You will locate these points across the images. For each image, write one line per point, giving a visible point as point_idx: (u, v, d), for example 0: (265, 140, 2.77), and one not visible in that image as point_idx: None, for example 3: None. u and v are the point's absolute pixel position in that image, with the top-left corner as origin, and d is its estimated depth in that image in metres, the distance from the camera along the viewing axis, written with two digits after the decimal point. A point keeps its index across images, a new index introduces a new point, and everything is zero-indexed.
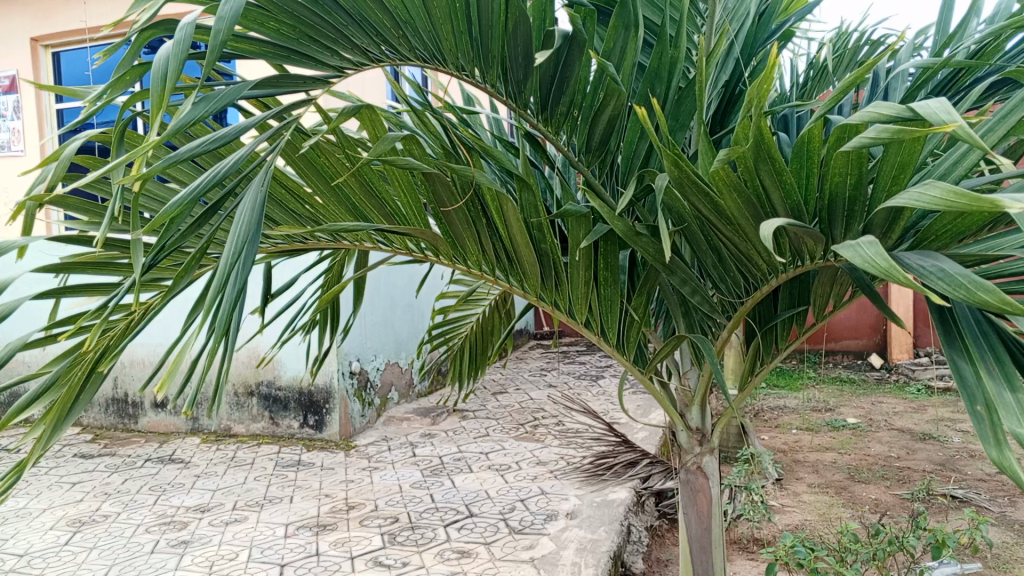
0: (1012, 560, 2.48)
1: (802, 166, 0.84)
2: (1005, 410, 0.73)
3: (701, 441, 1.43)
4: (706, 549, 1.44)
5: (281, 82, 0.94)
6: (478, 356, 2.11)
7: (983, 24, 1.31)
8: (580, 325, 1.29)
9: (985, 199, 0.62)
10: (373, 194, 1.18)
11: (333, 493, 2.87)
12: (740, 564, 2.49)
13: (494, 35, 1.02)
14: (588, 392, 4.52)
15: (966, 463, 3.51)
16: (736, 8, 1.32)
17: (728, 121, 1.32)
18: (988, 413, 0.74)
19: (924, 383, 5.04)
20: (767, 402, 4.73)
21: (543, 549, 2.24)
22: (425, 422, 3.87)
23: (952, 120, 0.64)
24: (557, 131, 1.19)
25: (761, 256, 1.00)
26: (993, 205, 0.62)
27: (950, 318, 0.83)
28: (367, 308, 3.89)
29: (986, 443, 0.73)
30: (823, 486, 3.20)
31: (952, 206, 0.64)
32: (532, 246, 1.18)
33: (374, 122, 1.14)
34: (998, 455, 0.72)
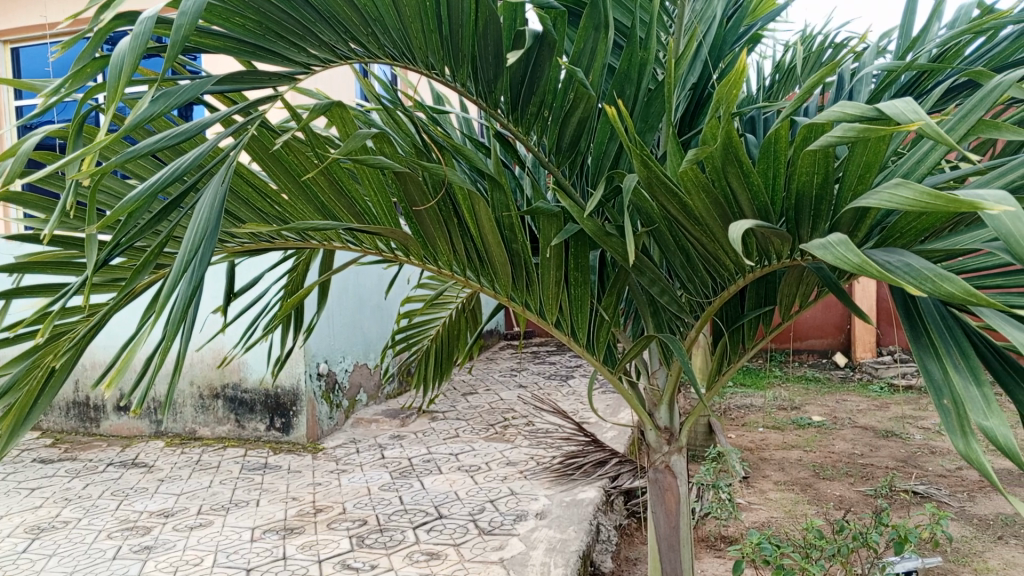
0: (971, 554, 2.53)
1: (769, 165, 0.84)
2: (971, 403, 0.73)
3: (670, 439, 1.43)
4: (674, 547, 1.44)
5: (245, 78, 0.92)
6: (444, 361, 2.10)
7: (943, 29, 1.34)
8: (551, 325, 1.29)
9: (957, 197, 0.62)
10: (343, 193, 1.16)
11: (300, 496, 2.83)
12: (708, 562, 2.51)
13: (464, 34, 1.01)
14: (558, 392, 4.53)
15: (928, 460, 3.57)
16: (704, 10, 1.33)
17: (697, 121, 1.32)
18: (954, 406, 0.74)
19: (887, 381, 5.13)
20: (733, 400, 4.78)
21: (513, 549, 2.23)
22: (394, 424, 3.85)
23: (922, 121, 0.65)
24: (527, 131, 1.19)
25: (729, 257, 1.00)
26: (963, 205, 0.62)
27: (915, 314, 0.84)
28: (335, 308, 3.86)
29: (952, 434, 0.72)
30: (789, 484, 3.24)
31: (923, 205, 0.65)
32: (503, 245, 1.18)
33: (344, 120, 1.12)
34: (964, 447, 0.71)
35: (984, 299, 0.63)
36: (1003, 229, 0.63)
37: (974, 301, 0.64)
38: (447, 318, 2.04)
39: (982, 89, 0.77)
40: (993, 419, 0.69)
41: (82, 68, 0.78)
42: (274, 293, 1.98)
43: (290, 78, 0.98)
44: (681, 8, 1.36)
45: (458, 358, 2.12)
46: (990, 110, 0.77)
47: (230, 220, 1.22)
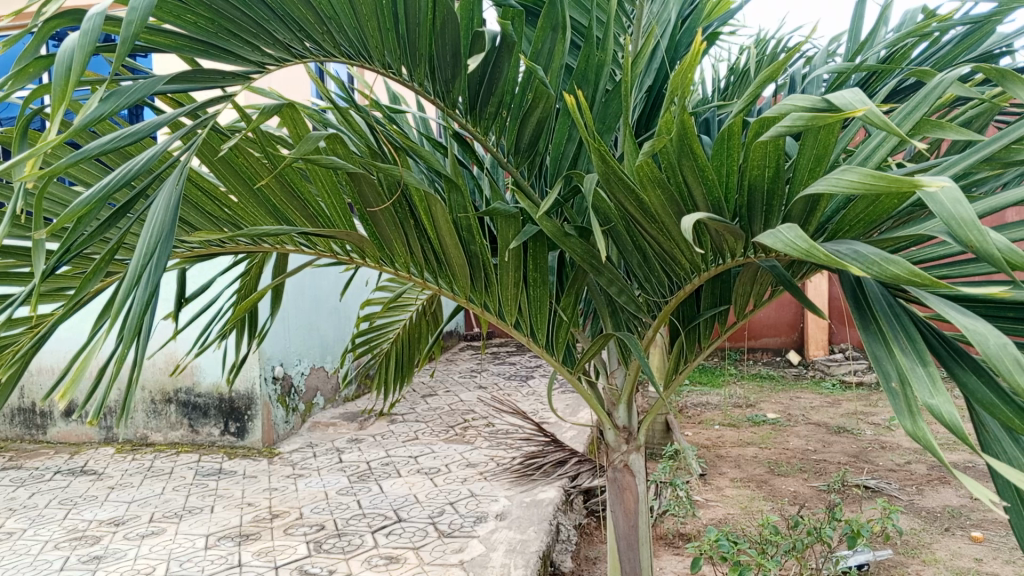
0: (919, 546, 2.60)
1: (722, 163, 0.84)
2: (918, 383, 0.72)
3: (627, 439, 1.44)
4: (633, 546, 1.45)
5: (196, 77, 0.89)
6: (405, 364, 2.08)
7: (891, 32, 1.37)
8: (509, 325, 1.29)
9: (906, 180, 0.63)
10: (295, 195, 1.14)
11: (256, 502, 2.78)
12: (666, 560, 2.53)
13: (421, 33, 1.01)
14: (518, 392, 4.53)
15: (878, 455, 3.66)
16: (660, 13, 1.34)
17: (653, 124, 1.34)
18: (902, 388, 0.73)
19: (839, 378, 5.24)
20: (690, 398, 4.83)
21: (473, 551, 2.22)
22: (352, 427, 3.81)
23: (866, 106, 0.65)
24: (486, 131, 1.17)
25: (684, 256, 1.01)
26: (912, 186, 0.62)
27: (864, 302, 0.85)
28: (290, 310, 3.80)
29: (900, 415, 0.72)
30: (745, 481, 3.28)
31: (870, 189, 0.65)
32: (461, 247, 1.17)
33: (295, 120, 1.10)
34: (912, 426, 0.70)
35: (928, 279, 0.64)
36: (944, 210, 0.64)
37: (918, 282, 0.65)
38: (408, 321, 2.03)
39: (925, 87, 0.78)
40: (938, 397, 0.68)
41: (25, 69, 0.75)
42: (227, 297, 1.94)
43: (244, 77, 0.96)
44: (640, 10, 1.38)
45: (419, 360, 2.11)
46: (935, 106, 0.78)
47: (180, 225, 1.19)
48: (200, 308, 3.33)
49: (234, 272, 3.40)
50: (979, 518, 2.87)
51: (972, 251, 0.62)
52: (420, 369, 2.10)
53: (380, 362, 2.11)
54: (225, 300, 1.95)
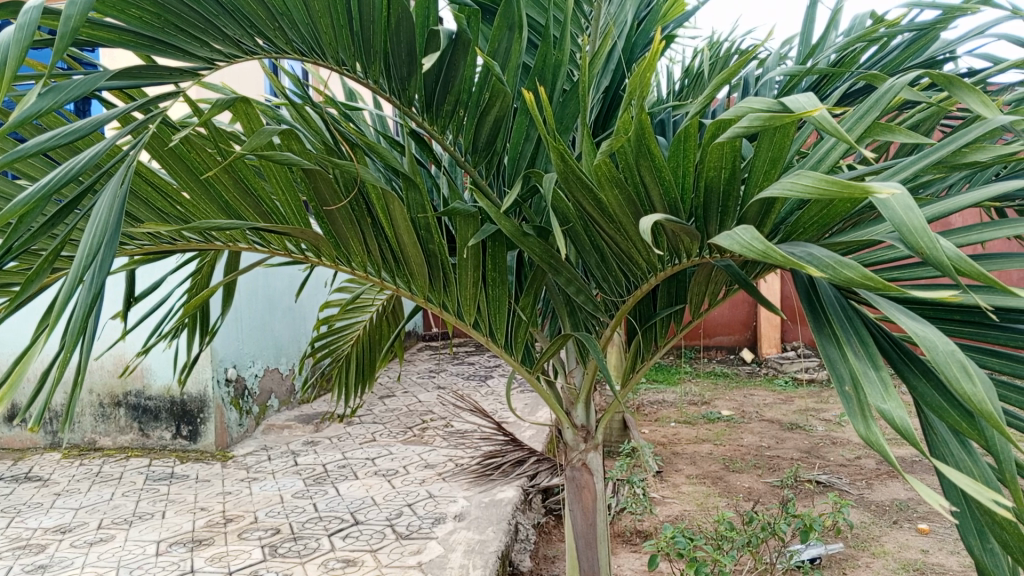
0: (869, 539, 2.65)
1: (679, 164, 0.85)
2: (869, 387, 0.73)
3: (586, 438, 1.44)
4: (591, 545, 1.46)
5: (144, 73, 0.87)
6: (366, 367, 2.07)
7: (841, 36, 1.40)
8: (468, 326, 1.28)
9: (858, 184, 0.64)
10: (249, 191, 1.12)
11: (209, 506, 2.73)
12: (624, 557, 2.55)
13: (376, 29, 0.99)
14: (477, 392, 4.52)
15: (829, 450, 3.73)
16: (617, 13, 1.35)
17: (610, 125, 1.34)
18: (855, 391, 0.74)
19: (792, 375, 5.34)
20: (647, 397, 4.87)
21: (431, 553, 2.21)
22: (307, 429, 3.76)
23: (819, 110, 0.66)
24: (443, 130, 1.16)
25: (641, 256, 1.01)
26: (863, 190, 0.63)
27: (818, 305, 0.86)
28: (244, 310, 3.73)
29: (853, 419, 0.72)
30: (700, 477, 3.32)
31: (825, 193, 0.66)
32: (419, 246, 1.15)
33: (249, 115, 1.08)
34: (865, 431, 0.70)
35: (881, 284, 0.65)
36: (896, 216, 0.65)
37: (872, 286, 0.66)
38: (368, 322, 2.01)
39: (876, 92, 0.80)
40: (891, 402, 0.68)
41: None
42: (179, 297, 1.89)
43: (193, 73, 0.93)
44: (597, 10, 1.38)
45: (380, 362, 2.09)
46: (887, 111, 0.79)
47: (128, 220, 1.16)
48: (149, 308, 3.26)
49: (185, 271, 3.33)
50: (925, 510, 2.95)
51: (923, 257, 0.63)
52: (381, 371, 2.09)
53: (340, 365, 2.09)
54: (176, 300, 1.90)
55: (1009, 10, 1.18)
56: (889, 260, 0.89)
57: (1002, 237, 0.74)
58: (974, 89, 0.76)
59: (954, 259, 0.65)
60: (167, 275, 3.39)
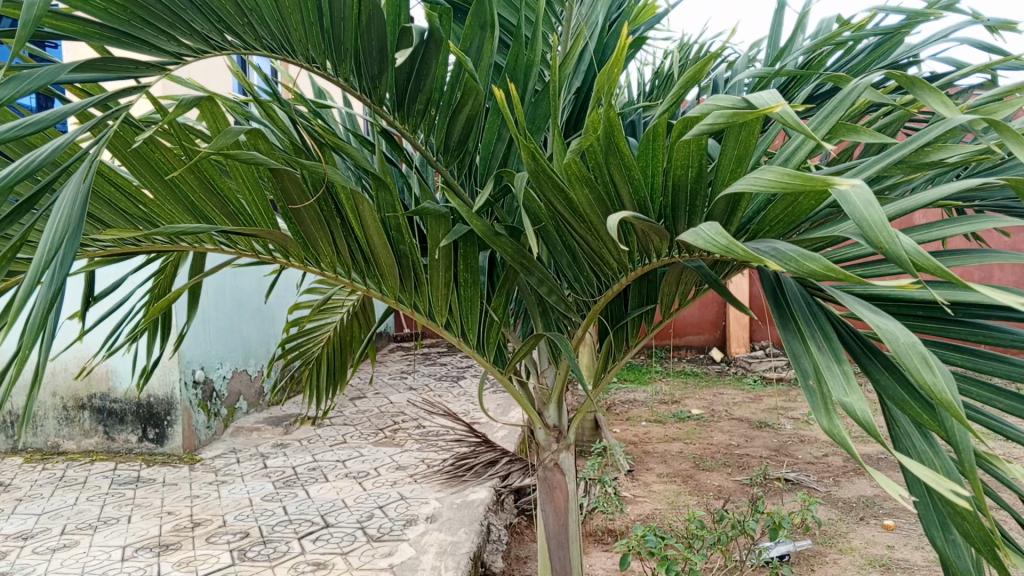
0: (836, 535, 2.69)
1: (648, 163, 0.85)
2: (832, 380, 0.73)
3: (558, 438, 1.44)
4: (563, 545, 1.45)
5: (107, 66, 0.85)
6: (337, 368, 2.05)
7: (808, 39, 1.42)
8: (440, 327, 1.27)
9: (817, 178, 0.64)
10: (214, 191, 1.10)
11: (176, 510, 2.68)
12: (596, 556, 2.56)
13: (347, 27, 0.99)
14: (448, 393, 4.51)
15: (798, 448, 3.78)
16: (588, 14, 1.36)
17: (581, 126, 1.35)
18: (818, 385, 0.74)
19: (760, 374, 5.40)
20: (618, 396, 4.89)
21: (403, 555, 2.20)
22: (277, 432, 3.71)
23: (782, 106, 0.66)
24: (414, 129, 1.16)
25: (612, 256, 1.01)
26: (823, 183, 0.64)
27: (783, 301, 0.87)
28: (211, 310, 3.68)
29: (816, 412, 0.72)
30: (671, 476, 3.34)
31: (787, 186, 0.66)
32: (389, 246, 1.14)
33: (216, 114, 1.06)
34: (827, 424, 0.70)
35: (841, 277, 0.65)
36: (857, 211, 0.65)
37: (831, 279, 0.66)
38: (339, 323, 2.00)
39: (841, 91, 0.80)
40: (853, 394, 0.69)
41: None
42: (140, 300, 1.85)
43: (159, 67, 0.91)
44: (569, 11, 1.38)
45: (351, 363, 2.08)
46: (850, 111, 0.80)
47: (91, 222, 1.13)
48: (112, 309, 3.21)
49: (147, 271, 3.27)
50: (891, 506, 2.99)
51: (882, 252, 0.63)
52: (352, 373, 2.08)
53: (310, 367, 2.07)
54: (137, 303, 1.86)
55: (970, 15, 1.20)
56: (854, 257, 0.90)
57: (959, 235, 0.74)
58: (936, 91, 0.77)
59: (912, 254, 0.65)
60: (129, 277, 3.33)
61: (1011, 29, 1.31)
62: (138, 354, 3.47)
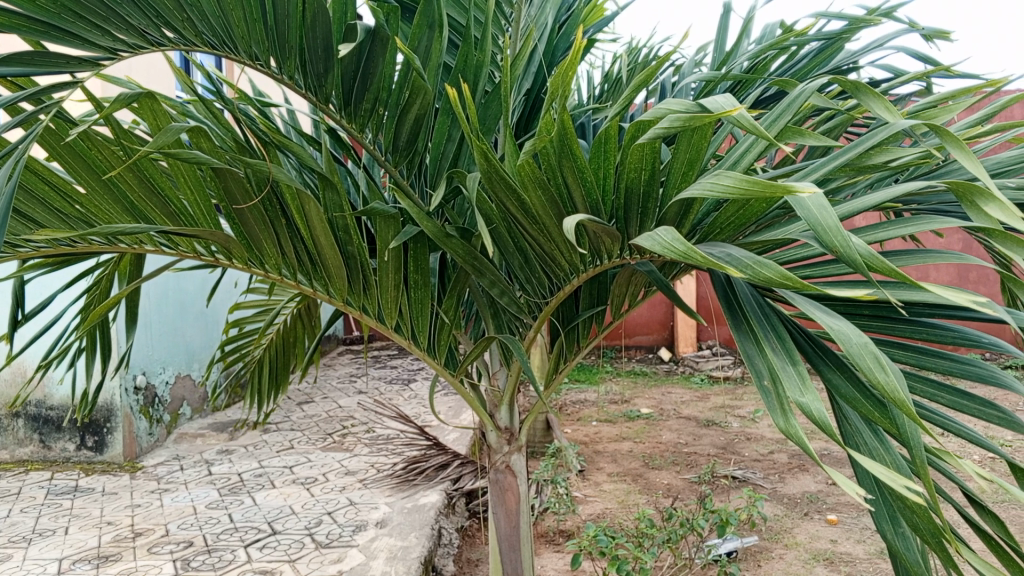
0: (781, 531, 2.74)
1: (600, 165, 0.84)
2: (788, 382, 0.73)
3: (509, 440, 1.43)
4: (515, 547, 1.44)
5: (36, 60, 0.82)
6: (279, 372, 2.01)
7: (753, 44, 1.44)
8: (389, 330, 1.25)
9: (777, 184, 0.64)
10: (154, 191, 1.06)
11: (116, 520, 2.60)
12: (548, 557, 2.56)
13: (291, 24, 0.98)
14: (399, 396, 4.47)
15: (744, 446, 3.84)
16: (536, 16, 1.36)
17: (531, 128, 1.34)
18: (774, 386, 0.75)
19: (707, 373, 5.48)
20: (569, 396, 4.92)
21: (352, 561, 2.16)
22: (221, 438, 3.63)
23: (738, 111, 0.67)
24: (362, 129, 1.13)
25: (563, 257, 1.01)
26: (783, 189, 0.64)
27: (735, 303, 0.87)
28: (152, 315, 3.59)
29: (773, 413, 0.72)
30: (621, 475, 3.37)
31: (744, 193, 0.67)
32: (337, 248, 1.12)
33: (156, 112, 1.03)
34: (784, 424, 0.71)
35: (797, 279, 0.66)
36: (811, 214, 0.66)
37: (788, 284, 0.67)
38: (281, 324, 1.95)
39: (789, 95, 0.81)
40: (808, 395, 0.69)
41: None
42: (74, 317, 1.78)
43: (93, 63, 0.89)
44: (518, 12, 1.37)
45: (293, 367, 2.03)
46: (797, 115, 0.81)
47: (20, 221, 1.07)
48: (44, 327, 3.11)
49: (77, 288, 3.18)
50: (834, 501, 3.06)
51: (835, 255, 0.65)
52: (295, 375, 2.03)
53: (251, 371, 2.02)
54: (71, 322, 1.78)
55: (907, 24, 1.24)
56: (802, 259, 0.91)
57: (901, 237, 0.76)
58: (879, 96, 0.79)
59: (865, 255, 0.66)
60: (60, 292, 3.22)
61: (946, 37, 1.35)
62: (74, 373, 3.34)
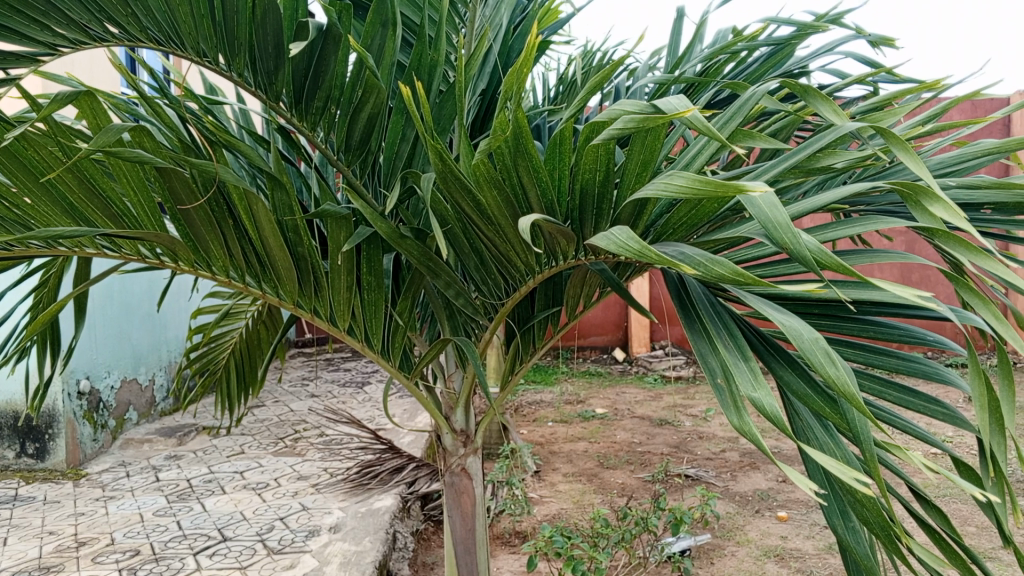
0: (734, 528, 2.78)
1: (554, 166, 0.84)
2: (740, 379, 0.74)
3: (466, 442, 1.42)
4: (470, 550, 1.44)
5: None
6: (246, 373, 1.98)
7: (705, 49, 1.45)
8: (342, 332, 1.23)
9: (730, 183, 0.65)
10: (95, 191, 1.02)
11: (58, 530, 2.52)
12: (503, 559, 2.56)
13: (240, 20, 0.96)
14: (353, 399, 4.42)
15: (696, 445, 3.88)
16: (491, 16, 1.35)
17: (486, 128, 1.34)
18: (727, 383, 0.75)
19: (660, 373, 5.54)
20: (524, 397, 4.92)
21: (305, 567, 2.13)
22: (169, 443, 3.55)
23: (691, 111, 0.67)
24: (313, 127, 1.11)
25: (519, 257, 1.00)
26: (736, 188, 0.64)
27: (688, 302, 0.88)
28: (97, 317, 3.49)
29: (727, 410, 0.73)
30: (576, 475, 3.39)
31: (698, 192, 0.67)
32: (287, 249, 1.10)
33: (96, 110, 0.98)
34: (738, 421, 0.71)
35: (749, 276, 0.66)
36: (762, 213, 0.67)
37: (740, 282, 0.68)
38: (244, 329, 1.91)
39: (741, 98, 0.82)
40: (761, 390, 0.70)
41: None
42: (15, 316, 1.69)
43: (31, 59, 0.96)
44: (473, 12, 1.37)
45: (261, 367, 2.01)
46: (748, 117, 0.82)
47: None
48: None
49: (21, 289, 3.08)
50: (784, 498, 3.11)
51: (786, 252, 0.66)
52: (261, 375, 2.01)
53: (217, 375, 1.99)
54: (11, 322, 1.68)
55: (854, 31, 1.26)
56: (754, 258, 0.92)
57: (850, 237, 0.77)
58: (826, 98, 0.80)
59: (816, 253, 0.67)
60: (5, 292, 3.12)
61: (891, 44, 1.39)
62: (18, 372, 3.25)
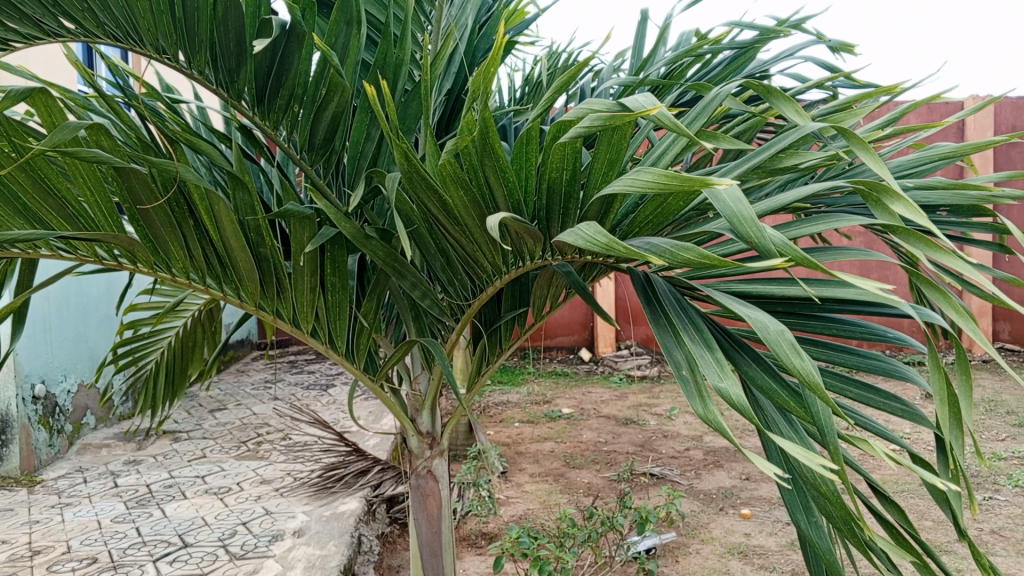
0: (699, 527, 2.80)
1: (521, 167, 0.84)
2: (706, 370, 0.74)
3: (431, 444, 1.41)
4: (436, 553, 1.42)
5: None
6: (176, 377, 1.91)
7: (669, 51, 1.46)
8: (305, 333, 1.21)
9: (696, 178, 0.65)
10: (49, 190, 0.99)
11: (11, 538, 2.44)
12: (469, 561, 2.55)
13: (201, 18, 0.95)
14: (317, 402, 4.37)
15: (661, 443, 3.92)
16: (457, 15, 1.35)
17: (452, 128, 1.33)
18: (692, 375, 0.76)
19: (626, 373, 5.58)
20: (491, 398, 4.92)
21: (268, 572, 2.10)
22: (128, 448, 3.48)
23: (657, 108, 0.68)
24: (275, 126, 1.09)
25: (485, 257, 1.00)
26: (702, 182, 0.65)
27: (654, 299, 0.88)
28: (53, 321, 3.40)
29: (692, 400, 0.73)
30: (543, 475, 3.39)
31: (664, 186, 0.67)
32: (249, 251, 1.09)
33: (51, 108, 0.96)
34: (702, 409, 0.72)
35: (715, 269, 0.67)
36: (727, 207, 0.68)
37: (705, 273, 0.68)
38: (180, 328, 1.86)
39: (705, 98, 0.83)
40: (727, 380, 0.70)
41: None
42: None
43: None
44: (439, 11, 1.36)
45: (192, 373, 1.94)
46: (712, 117, 0.83)
47: None
48: None
49: None
50: (747, 496, 3.15)
51: (752, 246, 0.66)
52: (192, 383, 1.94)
53: None
54: None
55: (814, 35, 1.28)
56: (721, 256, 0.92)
57: (812, 235, 0.78)
58: (789, 99, 0.81)
59: (781, 247, 0.68)
60: None
61: (850, 50, 1.41)
62: None
